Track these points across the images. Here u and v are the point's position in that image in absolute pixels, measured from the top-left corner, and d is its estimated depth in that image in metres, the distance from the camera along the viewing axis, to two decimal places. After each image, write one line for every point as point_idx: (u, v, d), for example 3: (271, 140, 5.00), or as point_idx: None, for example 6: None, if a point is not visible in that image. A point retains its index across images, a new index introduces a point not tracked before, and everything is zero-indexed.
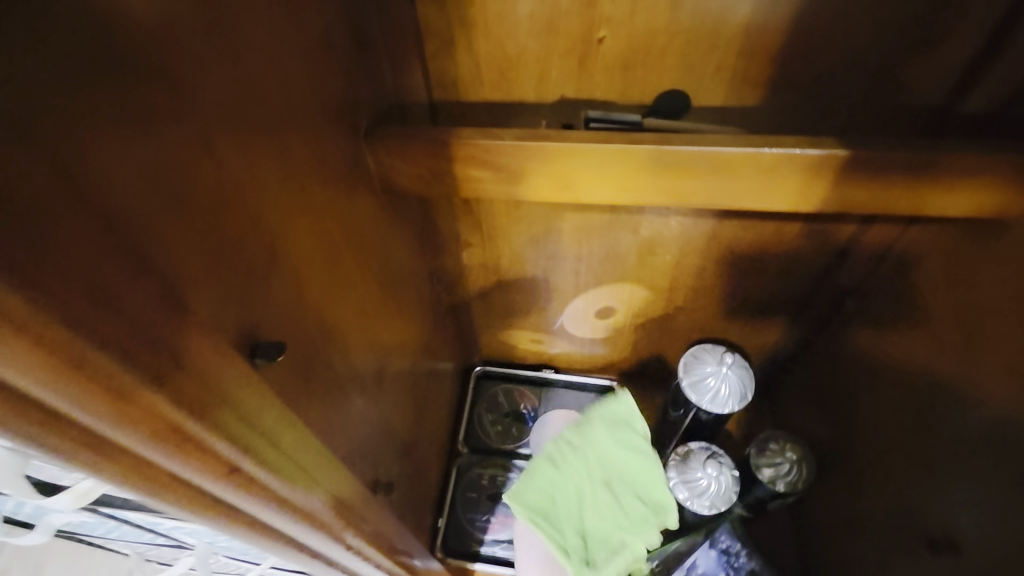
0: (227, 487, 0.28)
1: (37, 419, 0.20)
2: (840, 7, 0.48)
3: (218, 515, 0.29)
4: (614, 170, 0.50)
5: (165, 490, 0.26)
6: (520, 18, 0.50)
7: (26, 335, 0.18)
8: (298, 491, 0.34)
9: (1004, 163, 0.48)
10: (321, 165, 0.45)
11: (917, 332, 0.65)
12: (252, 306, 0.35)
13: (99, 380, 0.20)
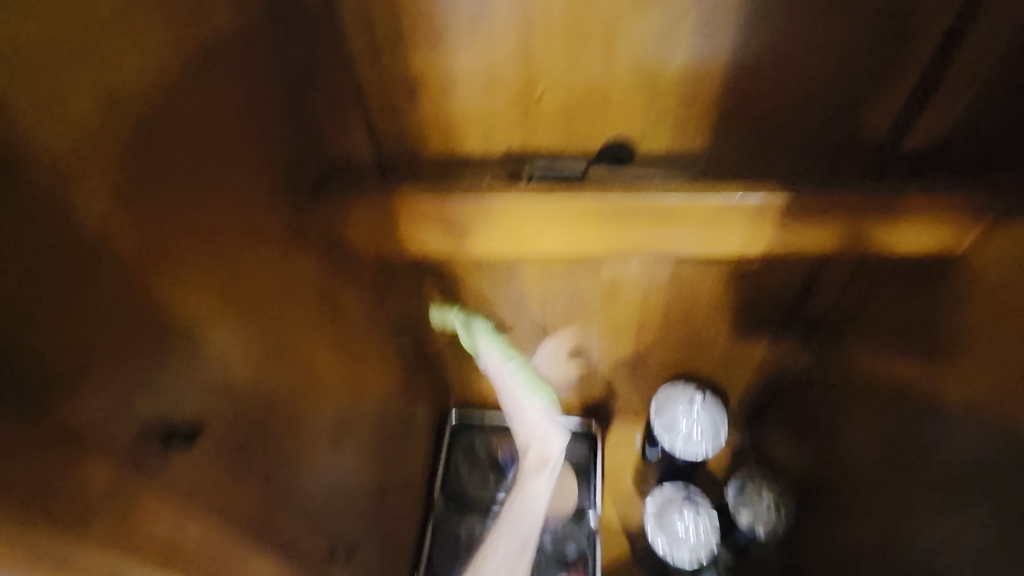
0: None
1: None
2: (770, 53, 0.49)
3: None
4: (558, 222, 0.50)
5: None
6: (458, 74, 0.51)
7: None
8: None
9: (940, 202, 0.49)
10: (252, 230, 0.44)
11: (881, 368, 0.63)
12: (146, 386, 0.33)
13: None
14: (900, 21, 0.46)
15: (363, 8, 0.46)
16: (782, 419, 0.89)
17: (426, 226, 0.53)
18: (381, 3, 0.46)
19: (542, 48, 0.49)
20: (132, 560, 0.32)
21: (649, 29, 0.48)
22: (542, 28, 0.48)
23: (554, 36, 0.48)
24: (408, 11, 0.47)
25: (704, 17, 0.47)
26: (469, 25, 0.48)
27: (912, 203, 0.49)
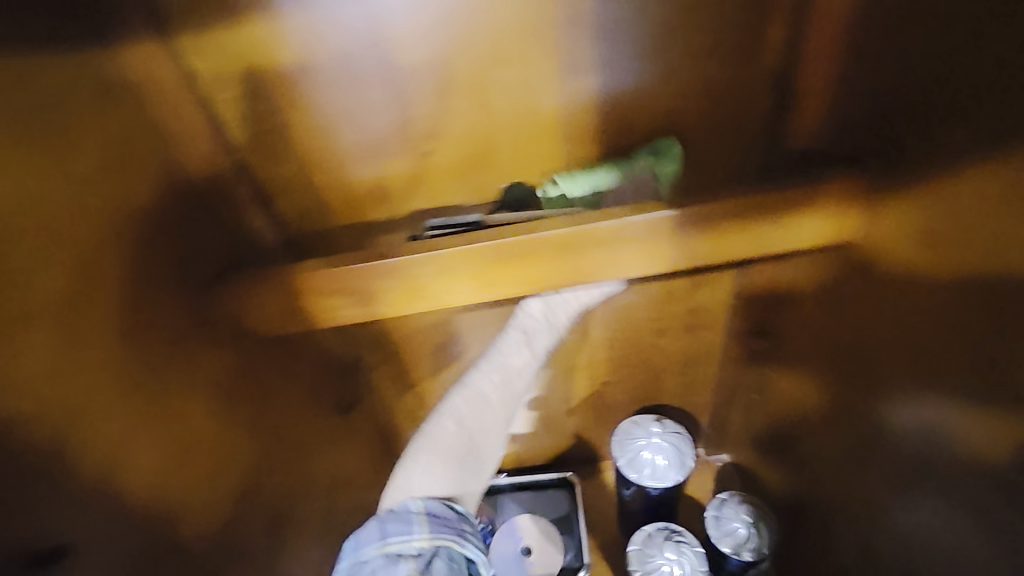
0: None
1: None
2: (635, 84, 0.51)
3: None
4: (456, 270, 0.50)
5: None
6: (345, 148, 0.52)
7: None
8: None
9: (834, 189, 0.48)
10: (140, 332, 0.42)
11: (819, 363, 0.63)
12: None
13: None
14: (740, 38, 0.49)
15: (234, 97, 0.48)
16: (750, 433, 0.87)
17: (333, 299, 0.51)
18: (249, 90, 0.47)
19: (417, 109, 0.50)
20: None
21: (514, 77, 0.50)
22: (413, 92, 0.49)
23: (427, 97, 0.50)
24: (277, 94, 0.48)
25: (562, 57, 0.49)
26: (340, 99, 0.49)
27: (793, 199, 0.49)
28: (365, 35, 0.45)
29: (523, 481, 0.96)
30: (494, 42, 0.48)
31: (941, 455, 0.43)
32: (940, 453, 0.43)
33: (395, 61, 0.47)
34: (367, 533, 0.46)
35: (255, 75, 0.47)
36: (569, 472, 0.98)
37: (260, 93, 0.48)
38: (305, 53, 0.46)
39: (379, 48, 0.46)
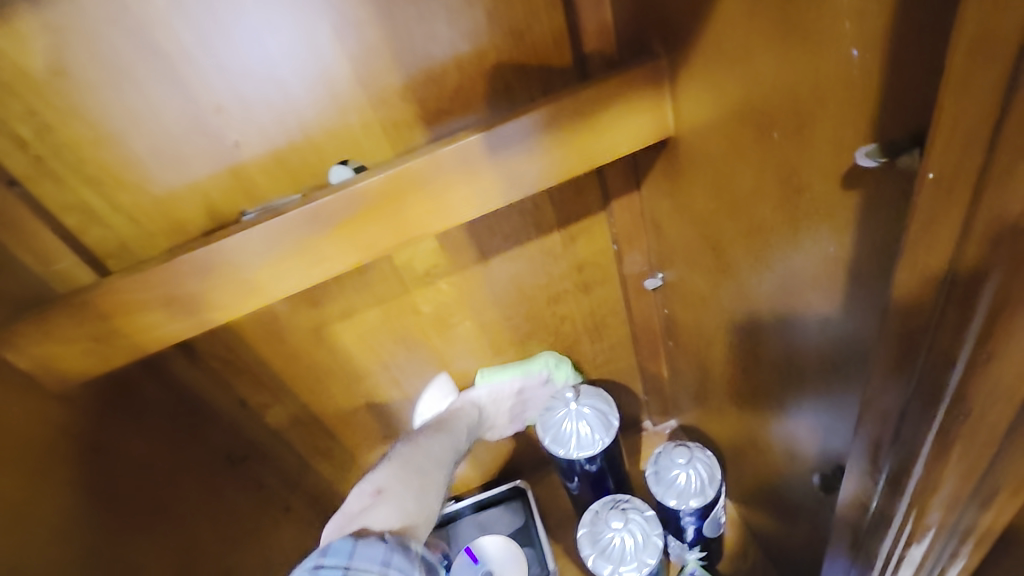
0: None
1: None
2: (424, 31, 0.50)
3: None
4: (278, 250, 0.46)
5: None
6: (139, 157, 0.49)
7: None
8: None
9: (628, 77, 0.47)
10: None
11: (702, 282, 0.61)
12: None
13: None
14: None
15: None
16: (684, 387, 0.83)
17: (143, 314, 0.47)
18: (8, 110, 0.45)
19: (210, 99, 0.48)
20: None
21: (299, 45, 0.48)
22: (198, 80, 0.47)
23: (214, 84, 0.48)
24: (44, 109, 0.45)
25: (340, 15, 0.47)
26: (116, 103, 0.46)
27: (606, 95, 0.47)
28: (117, 24, 0.43)
29: (483, 499, 0.88)
30: (249, 9, 0.45)
31: (812, 289, 0.43)
32: (814, 288, 0.43)
33: (165, 49, 0.45)
34: (369, 548, 0.43)
35: (9, 92, 0.44)
36: (520, 481, 0.91)
37: (21, 112, 0.45)
38: (61, 55, 0.43)
39: (143, 38, 0.44)
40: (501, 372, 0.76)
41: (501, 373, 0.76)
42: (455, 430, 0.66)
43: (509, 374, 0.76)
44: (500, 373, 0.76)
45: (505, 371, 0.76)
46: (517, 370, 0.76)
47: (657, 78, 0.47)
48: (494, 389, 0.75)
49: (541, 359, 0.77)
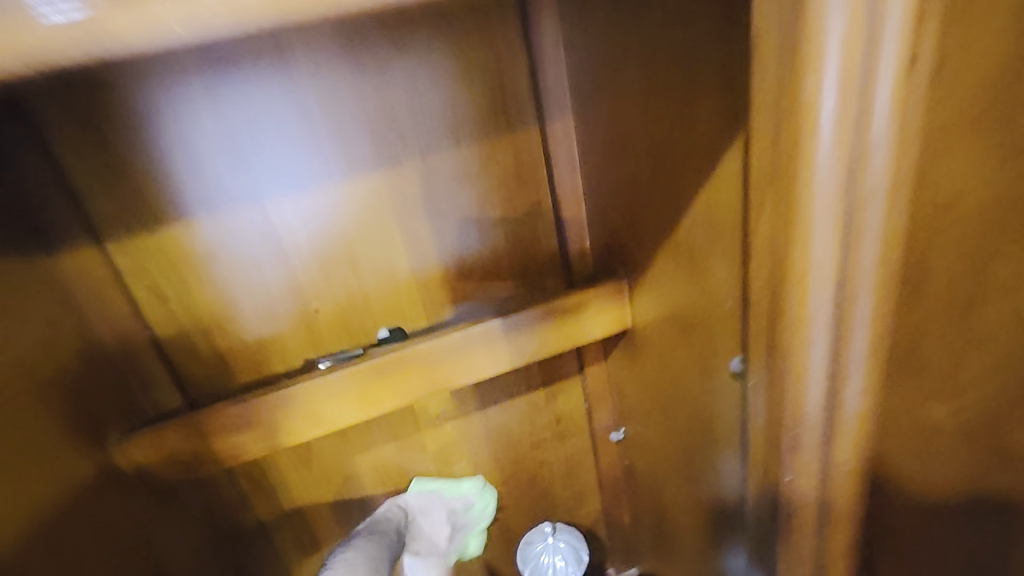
0: None
1: None
2: (463, 244, 0.72)
3: None
4: (344, 394, 0.64)
5: None
6: (243, 313, 0.66)
7: None
8: None
9: (601, 286, 0.69)
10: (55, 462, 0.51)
11: (653, 437, 0.77)
12: None
13: None
14: (524, 208, 0.72)
15: (152, 285, 0.61)
16: (642, 535, 0.94)
17: (234, 434, 0.63)
18: (162, 274, 0.61)
19: (305, 276, 0.67)
20: None
21: (376, 246, 0.69)
22: (301, 263, 0.66)
23: (311, 266, 0.67)
24: (191, 278, 0.63)
25: (408, 229, 0.69)
26: (239, 275, 0.64)
27: (585, 297, 0.69)
28: (262, 228, 0.63)
29: None
30: (349, 224, 0.67)
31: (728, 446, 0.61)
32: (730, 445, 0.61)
33: (286, 242, 0.65)
34: None
35: (169, 262, 0.61)
36: None
37: (174, 281, 0.62)
38: (215, 242, 0.62)
39: (272, 235, 0.64)
40: (435, 482, 0.82)
41: (431, 483, 0.82)
42: (382, 529, 0.73)
43: (441, 490, 0.82)
44: (431, 483, 0.82)
45: (443, 486, 0.82)
46: (444, 485, 0.83)
47: (620, 288, 0.69)
48: (417, 501, 0.80)
49: (469, 483, 0.84)
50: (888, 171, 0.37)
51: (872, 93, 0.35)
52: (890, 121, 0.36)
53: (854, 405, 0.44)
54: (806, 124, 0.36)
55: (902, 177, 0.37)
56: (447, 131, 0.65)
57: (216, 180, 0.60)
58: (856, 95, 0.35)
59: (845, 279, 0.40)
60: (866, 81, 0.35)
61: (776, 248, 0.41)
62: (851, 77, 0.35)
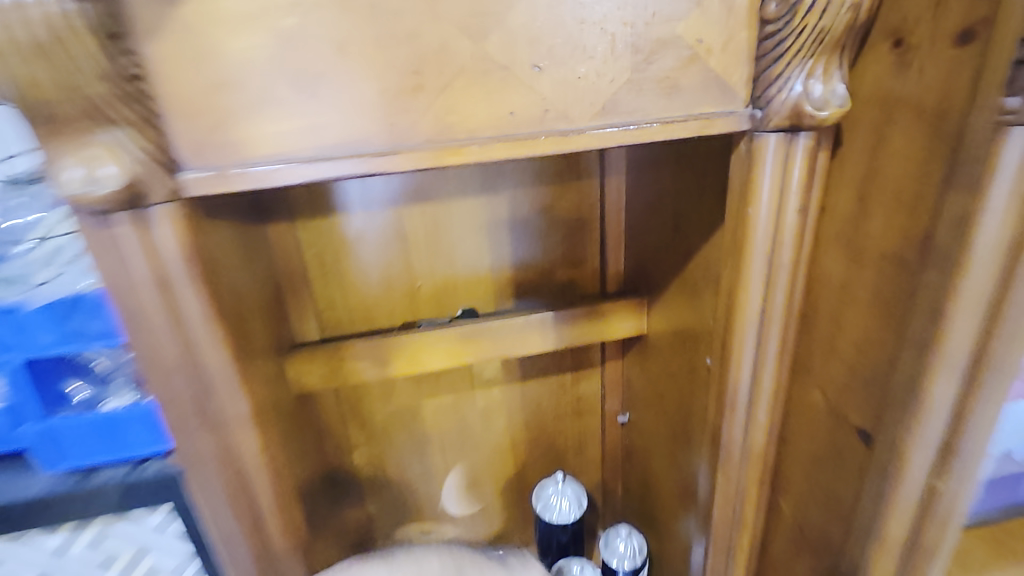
0: (245, 528, 0.54)
1: (193, 430, 0.49)
2: (532, 254, 0.96)
3: (232, 520, 0.53)
4: (438, 347, 0.89)
5: (240, 489, 0.52)
6: (370, 281, 0.91)
7: (182, 398, 0.47)
8: (239, 558, 0.56)
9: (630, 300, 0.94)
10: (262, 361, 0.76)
11: (651, 422, 1.00)
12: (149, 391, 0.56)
13: (187, 423, 0.48)
14: (581, 233, 0.96)
15: (317, 251, 0.87)
16: (629, 504, 1.17)
17: (357, 362, 0.88)
18: (323, 245, 0.87)
19: (413, 262, 0.92)
20: (225, 528, 0.54)
21: (468, 248, 0.93)
22: (414, 252, 0.91)
23: (419, 256, 0.92)
24: (342, 252, 0.88)
25: (493, 239, 0.94)
26: (371, 253, 0.89)
27: (616, 304, 0.94)
28: (389, 224, 0.88)
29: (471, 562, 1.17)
30: (453, 229, 0.91)
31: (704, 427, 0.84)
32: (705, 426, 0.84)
33: (406, 236, 0.90)
34: None
35: (331, 238, 0.87)
36: None
37: (326, 254, 0.87)
38: (362, 229, 0.87)
39: (397, 229, 0.89)
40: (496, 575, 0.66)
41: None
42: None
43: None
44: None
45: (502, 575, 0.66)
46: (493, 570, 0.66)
47: (643, 304, 0.94)
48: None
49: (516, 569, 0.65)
50: (792, 252, 0.53)
51: (785, 201, 0.51)
52: (795, 221, 0.52)
53: (763, 413, 0.60)
54: (754, 208, 0.51)
55: (800, 260, 0.54)
56: (534, 173, 0.90)
57: (366, 189, 0.85)
58: (773, 199, 0.51)
59: (764, 323, 0.56)
60: (782, 193, 0.51)
61: (729, 293, 0.56)
62: (773, 187, 0.50)
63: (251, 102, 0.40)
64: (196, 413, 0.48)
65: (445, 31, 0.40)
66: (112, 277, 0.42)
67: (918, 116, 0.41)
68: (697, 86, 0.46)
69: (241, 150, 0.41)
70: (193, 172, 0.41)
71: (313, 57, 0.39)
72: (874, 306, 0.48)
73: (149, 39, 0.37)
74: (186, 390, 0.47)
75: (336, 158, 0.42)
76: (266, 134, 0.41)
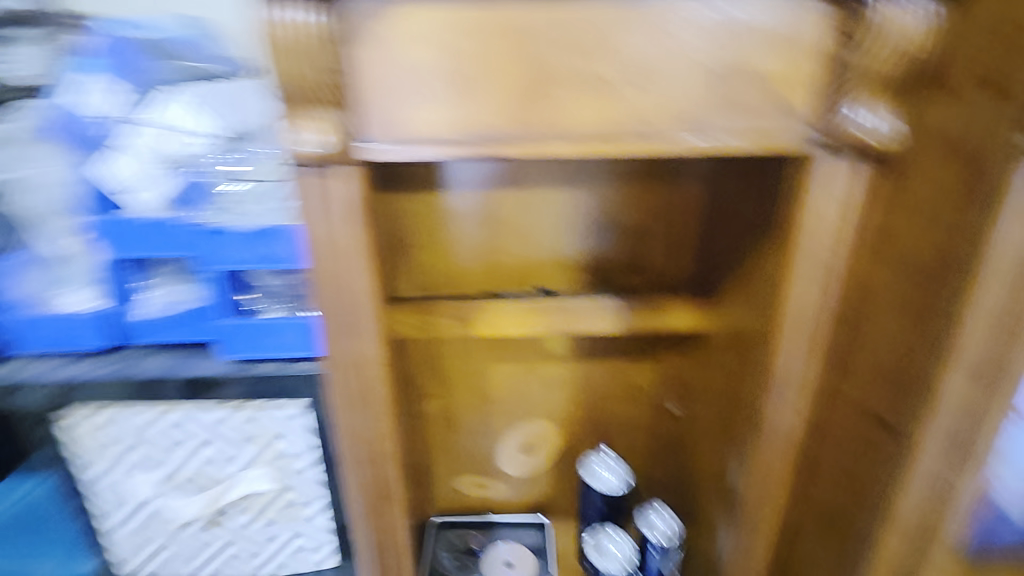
0: (359, 422, 0.69)
1: (338, 337, 0.64)
2: (607, 246, 1.06)
3: (350, 414, 0.69)
4: (516, 314, 1.02)
5: (359, 390, 0.67)
6: (463, 253, 1.06)
7: (333, 311, 0.63)
8: (348, 448, 0.71)
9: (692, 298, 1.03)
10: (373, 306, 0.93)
11: (699, 413, 1.08)
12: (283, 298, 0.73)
13: (332, 332, 0.64)
14: (655, 232, 1.05)
15: (422, 221, 1.03)
16: (670, 492, 1.24)
17: (443, 319, 1.01)
18: (428, 217, 1.02)
19: (501, 241, 1.05)
20: (344, 420, 0.69)
21: (551, 234, 1.05)
22: (503, 231, 1.04)
23: (507, 236, 1.05)
24: (443, 225, 1.03)
25: (574, 228, 1.05)
26: (466, 228, 1.04)
27: (679, 300, 1.03)
28: (486, 204, 1.02)
29: (517, 519, 1.29)
30: (540, 214, 1.04)
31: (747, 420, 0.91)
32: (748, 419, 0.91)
33: (498, 217, 1.03)
34: None
35: (436, 212, 1.02)
36: (543, 517, 1.31)
37: (430, 225, 1.03)
38: (462, 207, 1.02)
39: (491, 210, 1.03)
40: None
41: None
42: None
43: None
44: None
45: None
46: None
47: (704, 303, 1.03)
48: None
49: None
50: (838, 261, 0.62)
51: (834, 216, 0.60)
52: (843, 234, 0.61)
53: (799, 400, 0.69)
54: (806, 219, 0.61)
55: (843, 270, 0.64)
56: (617, 172, 1.01)
57: (470, 172, 1.00)
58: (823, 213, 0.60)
59: (807, 320, 0.65)
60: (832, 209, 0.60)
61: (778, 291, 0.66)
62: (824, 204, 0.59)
63: (417, 95, 0.54)
64: (341, 325, 0.64)
65: (566, 52, 0.52)
66: (310, 214, 0.58)
67: (956, 160, 0.52)
68: (767, 111, 0.55)
69: (405, 130, 0.55)
70: (368, 144, 0.55)
71: (467, 65, 0.53)
72: (902, 312, 0.58)
73: (357, 46, 0.52)
74: (337, 306, 0.63)
75: (472, 142, 0.55)
76: (424, 121, 0.55)
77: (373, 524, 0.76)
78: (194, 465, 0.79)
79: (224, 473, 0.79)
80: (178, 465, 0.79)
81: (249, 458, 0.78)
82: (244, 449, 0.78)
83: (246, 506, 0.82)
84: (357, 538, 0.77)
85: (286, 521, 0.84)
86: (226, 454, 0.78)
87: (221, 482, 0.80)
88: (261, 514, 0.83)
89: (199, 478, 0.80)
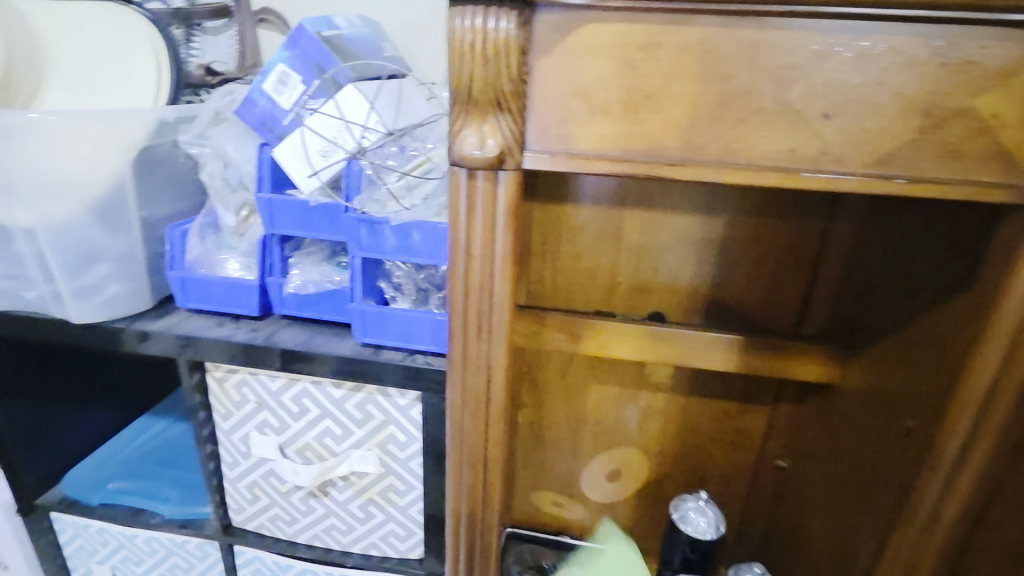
0: (475, 424, 0.70)
1: (470, 337, 0.65)
2: (734, 280, 1.01)
3: (468, 414, 0.69)
4: (625, 337, 0.99)
5: (481, 392, 0.68)
6: (580, 266, 1.04)
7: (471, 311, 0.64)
8: (460, 446, 0.72)
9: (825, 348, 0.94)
10: None
11: (816, 474, 0.99)
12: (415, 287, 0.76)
13: (466, 331, 0.65)
14: (789, 272, 0.98)
15: (544, 230, 1.03)
16: (764, 551, 1.15)
17: (552, 330, 1.01)
18: (551, 227, 1.02)
19: (619, 260, 1.03)
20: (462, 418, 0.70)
21: (673, 259, 1.01)
22: (623, 251, 1.02)
23: (627, 256, 1.02)
24: (564, 235, 1.03)
25: (699, 256, 1.00)
26: (586, 241, 1.02)
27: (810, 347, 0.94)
28: (610, 220, 1.00)
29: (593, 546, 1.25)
30: (665, 237, 1.00)
31: None
32: None
33: (620, 236, 1.01)
34: None
35: (559, 222, 1.02)
36: None
37: (552, 235, 1.03)
38: (586, 220, 1.01)
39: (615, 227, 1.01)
40: None
41: None
42: None
43: None
44: None
45: None
46: None
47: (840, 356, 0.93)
48: None
49: None
50: None
51: None
52: None
53: (964, 484, 0.61)
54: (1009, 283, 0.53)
55: None
56: (757, 203, 0.95)
57: (600, 187, 0.98)
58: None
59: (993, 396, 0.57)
60: None
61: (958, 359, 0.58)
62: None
63: (591, 108, 0.53)
64: (476, 326, 0.64)
65: (757, 76, 0.50)
66: (463, 213, 0.60)
67: None
68: (979, 157, 0.49)
69: (573, 142, 0.54)
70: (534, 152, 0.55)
71: (647, 83, 0.51)
72: None
73: (540, 55, 0.52)
74: (475, 307, 0.63)
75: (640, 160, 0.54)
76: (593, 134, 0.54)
77: (470, 525, 0.76)
78: (309, 436, 0.83)
79: (334, 448, 0.83)
80: (296, 433, 0.84)
81: (359, 439, 0.82)
82: (356, 429, 0.81)
83: (347, 483, 0.86)
84: (452, 535, 0.78)
85: (382, 505, 0.86)
86: (340, 432, 0.82)
87: (331, 456, 0.84)
88: (360, 494, 0.86)
89: (312, 449, 0.84)
